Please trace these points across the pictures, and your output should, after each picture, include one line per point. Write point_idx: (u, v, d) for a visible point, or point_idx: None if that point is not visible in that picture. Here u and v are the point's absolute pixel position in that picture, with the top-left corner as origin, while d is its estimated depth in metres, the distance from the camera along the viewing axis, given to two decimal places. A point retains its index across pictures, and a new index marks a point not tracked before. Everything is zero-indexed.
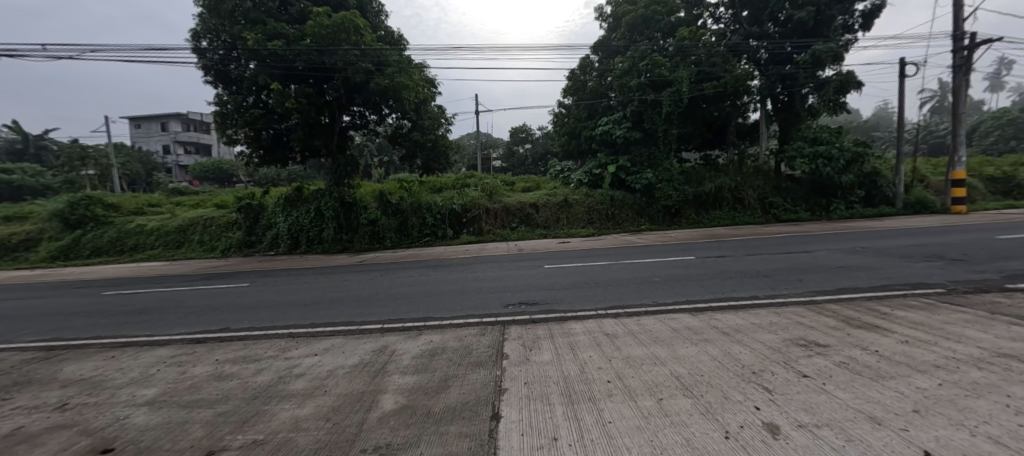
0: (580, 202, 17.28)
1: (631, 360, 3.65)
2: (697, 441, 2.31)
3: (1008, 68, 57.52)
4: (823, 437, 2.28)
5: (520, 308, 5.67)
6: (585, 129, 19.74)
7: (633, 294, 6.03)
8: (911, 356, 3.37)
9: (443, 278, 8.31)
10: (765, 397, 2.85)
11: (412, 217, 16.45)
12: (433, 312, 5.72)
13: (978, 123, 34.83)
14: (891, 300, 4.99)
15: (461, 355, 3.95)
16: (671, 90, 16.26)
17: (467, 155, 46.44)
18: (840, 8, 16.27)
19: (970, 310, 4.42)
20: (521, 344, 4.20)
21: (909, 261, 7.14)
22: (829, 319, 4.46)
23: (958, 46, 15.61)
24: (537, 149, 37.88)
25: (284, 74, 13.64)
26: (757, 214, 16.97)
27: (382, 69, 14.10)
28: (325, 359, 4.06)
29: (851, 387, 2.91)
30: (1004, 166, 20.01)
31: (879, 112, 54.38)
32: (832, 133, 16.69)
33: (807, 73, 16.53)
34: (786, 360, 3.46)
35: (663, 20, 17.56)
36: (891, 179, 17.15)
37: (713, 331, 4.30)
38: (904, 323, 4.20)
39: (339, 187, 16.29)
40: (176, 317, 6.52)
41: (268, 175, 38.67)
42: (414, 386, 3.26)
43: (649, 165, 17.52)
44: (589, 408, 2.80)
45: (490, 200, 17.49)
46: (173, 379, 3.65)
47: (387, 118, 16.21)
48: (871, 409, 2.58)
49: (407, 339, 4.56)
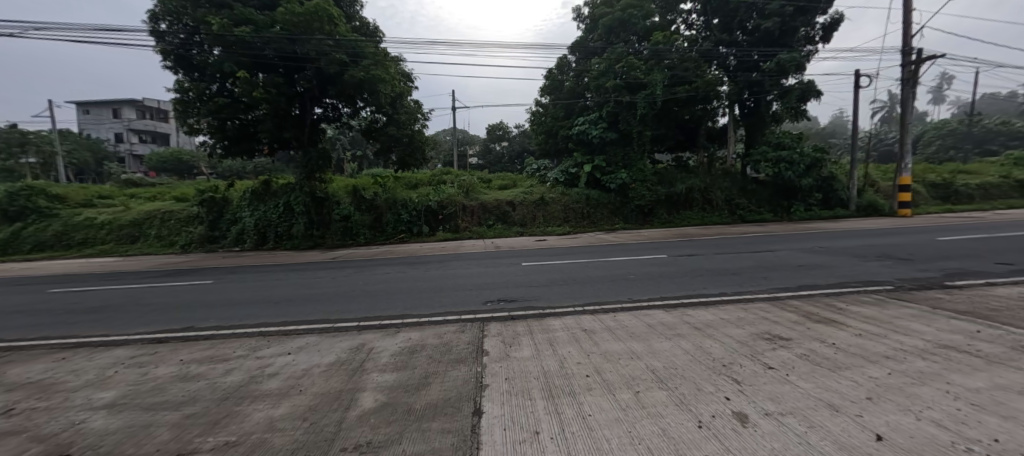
0: (557, 200, 17.49)
1: (609, 355, 3.73)
2: (673, 431, 2.46)
3: (948, 83, 62.48)
4: (787, 425, 2.49)
5: (498, 305, 5.69)
6: (562, 128, 19.88)
7: (609, 292, 6.16)
8: (864, 348, 3.63)
9: (421, 275, 8.20)
10: (735, 387, 3.01)
11: (388, 212, 16.23)
12: (412, 309, 5.66)
13: (923, 132, 37.63)
14: (846, 296, 5.36)
15: (442, 352, 3.92)
16: (646, 93, 16.52)
17: (444, 150, 45.95)
18: (802, 19, 16.91)
19: (915, 305, 4.81)
20: (501, 340, 4.20)
21: (862, 260, 7.65)
22: (791, 314, 4.72)
23: (907, 60, 16.75)
24: (513, 146, 37.86)
25: (253, 62, 13.08)
26: (724, 214, 17.73)
27: (358, 61, 13.66)
28: (299, 358, 3.94)
29: (812, 377, 3.12)
30: (945, 174, 21.70)
31: (836, 120, 57.99)
32: (794, 138, 17.63)
33: (773, 80, 17.17)
34: (752, 352, 3.65)
35: (639, 24, 18.00)
36: (846, 183, 18.25)
37: (685, 326, 4.45)
38: (858, 317, 4.51)
39: (311, 182, 15.83)
40: (136, 315, 6.16)
41: (233, 167, 36.94)
42: (395, 384, 3.22)
43: (624, 165, 17.96)
44: (570, 402, 2.88)
45: (467, 197, 17.39)
46: (134, 381, 3.44)
47: (361, 112, 15.64)
48: (830, 397, 2.80)
49: (385, 336, 4.48)
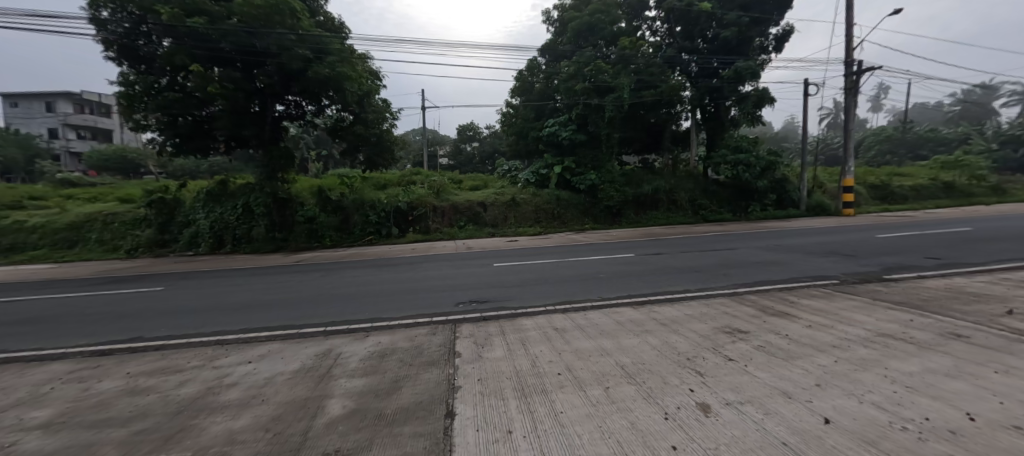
0: (528, 201, 17.62)
1: (580, 353, 3.81)
2: (642, 424, 2.56)
3: (884, 93, 68.16)
4: (745, 413, 2.67)
5: (470, 306, 5.67)
6: (533, 129, 20.04)
7: (580, 290, 6.28)
8: (814, 338, 3.91)
9: (391, 278, 8.03)
10: (698, 379, 3.16)
11: (355, 214, 15.79)
12: (382, 312, 5.55)
13: (863, 138, 40.82)
14: (798, 290, 5.75)
15: (413, 355, 3.86)
16: (614, 95, 16.92)
17: (414, 150, 45.15)
18: (757, 31, 17.94)
19: (858, 297, 5.22)
20: (474, 341, 4.18)
21: (812, 257, 8.21)
22: (749, 308, 5.00)
23: (849, 71, 18.09)
24: (484, 147, 37.80)
25: (208, 55, 12.37)
26: (688, 214, 18.46)
27: (323, 57, 13.17)
28: (261, 366, 3.76)
29: (768, 367, 3.33)
30: (882, 177, 23.58)
31: (788, 126, 61.91)
32: (750, 142, 18.63)
33: (731, 87, 18.04)
34: (714, 346, 3.84)
35: (606, 29, 18.46)
36: (797, 185, 19.52)
37: (652, 322, 4.62)
38: (808, 309, 4.84)
39: (272, 182, 15.15)
40: (75, 326, 5.66)
41: (185, 167, 34.64)
42: (364, 389, 3.14)
43: (593, 167, 18.37)
44: (542, 400, 2.92)
45: (438, 198, 17.18)
46: (73, 398, 3.17)
47: (327, 110, 15.09)
48: (784, 385, 3.01)
49: (353, 341, 4.35)
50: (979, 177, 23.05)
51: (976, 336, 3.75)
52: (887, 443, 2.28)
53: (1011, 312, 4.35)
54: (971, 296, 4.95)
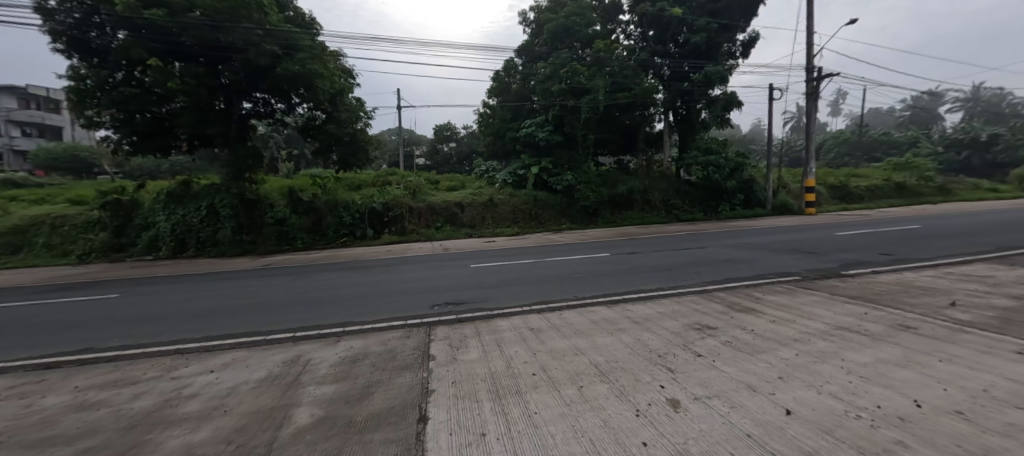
0: (505, 202, 17.62)
1: (555, 352, 3.83)
2: (614, 421, 2.60)
3: (842, 98, 72.07)
4: (713, 407, 2.75)
5: (446, 308, 5.60)
6: (510, 130, 20.06)
7: (556, 290, 6.32)
8: (777, 332, 4.07)
9: (365, 281, 7.85)
10: (669, 376, 3.24)
11: (328, 215, 15.39)
12: (354, 316, 5.40)
13: (823, 141, 43.01)
14: (763, 286, 5.99)
15: (386, 359, 3.78)
16: (590, 97, 17.15)
17: (390, 150, 44.37)
18: (725, 36, 18.59)
19: (818, 292, 5.49)
20: (449, 344, 4.13)
21: (777, 254, 8.58)
22: (718, 305, 5.17)
23: (810, 77, 19.01)
24: (462, 147, 37.58)
25: (168, 49, 11.74)
26: (662, 214, 18.92)
27: (292, 54, 12.73)
28: (224, 375, 3.59)
29: (735, 361, 3.44)
30: (841, 178, 24.89)
31: (755, 129, 64.54)
32: (720, 144, 19.28)
33: (701, 90, 18.62)
34: (684, 342, 3.94)
35: (581, 31, 18.70)
36: (763, 185, 20.37)
37: (625, 320, 4.69)
38: (773, 305, 5.05)
39: (239, 183, 14.59)
40: (16, 338, 5.25)
41: (144, 166, 32.75)
42: (334, 396, 3.05)
43: (569, 167, 18.56)
44: (516, 401, 2.91)
45: (414, 199, 16.93)
46: (12, 416, 2.93)
47: (297, 108, 14.61)
48: (749, 379, 3.11)
49: (324, 346, 4.22)
50: (926, 178, 24.75)
51: (923, 327, 4.01)
52: (843, 432, 2.40)
53: (954, 304, 4.68)
54: (919, 290, 5.29)
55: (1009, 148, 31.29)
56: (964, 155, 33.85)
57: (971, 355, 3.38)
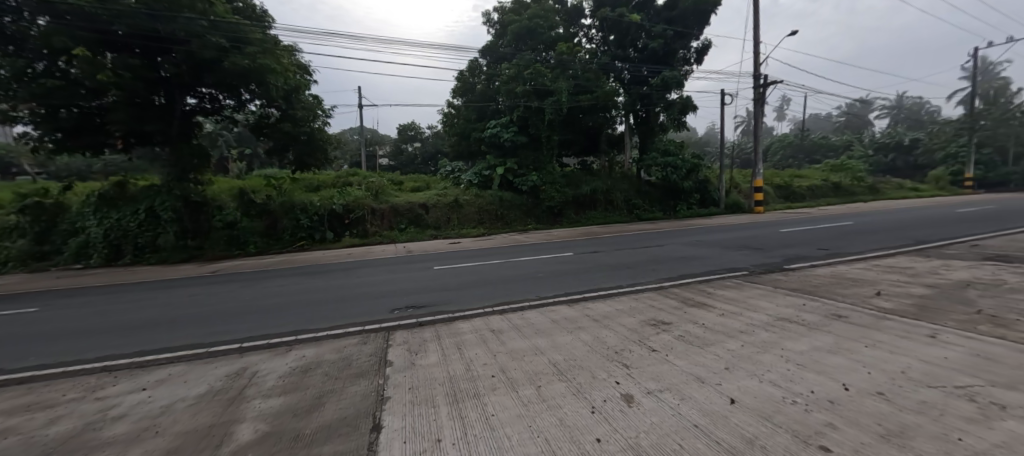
0: (470, 202, 17.51)
1: (515, 353, 3.83)
2: (570, 420, 2.63)
3: (785, 105, 77.53)
4: (664, 400, 2.85)
5: (406, 312, 5.48)
6: (475, 130, 20.00)
7: (519, 290, 6.36)
8: (726, 325, 4.29)
9: (322, 286, 7.54)
10: (625, 371, 3.33)
11: (284, 218, 14.69)
12: (309, 323, 5.16)
13: (770, 143, 46.00)
14: (714, 282, 6.31)
15: (340, 367, 3.64)
16: (553, 99, 17.39)
17: (351, 149, 42.94)
18: (681, 43, 19.44)
19: (763, 285, 5.85)
20: (407, 348, 4.04)
21: (728, 250, 9.06)
22: (672, 300, 5.40)
23: (757, 83, 20.24)
24: (427, 148, 37.00)
25: (97, 38, 10.79)
26: (624, 213, 19.50)
27: (241, 47, 12.01)
28: (159, 393, 3.32)
29: (686, 355, 3.59)
30: (785, 178, 26.67)
31: (709, 132, 67.97)
32: (677, 146, 20.13)
33: (659, 94, 19.34)
34: (640, 338, 4.06)
35: (545, 34, 18.94)
36: (716, 186, 21.47)
37: (585, 319, 4.78)
38: (722, 299, 5.33)
39: (183, 184, 13.61)
40: None
41: (69, 166, 29.69)
42: (282, 408, 2.90)
43: (534, 168, 18.69)
44: (474, 404, 2.88)
45: (376, 200, 16.48)
46: None
47: (249, 105, 13.85)
48: (699, 371, 3.26)
49: (273, 357, 4.00)
50: (858, 179, 27.03)
51: (853, 315, 4.37)
52: (781, 417, 2.55)
53: (879, 293, 5.14)
54: (850, 281, 5.77)
55: (926, 152, 34.83)
56: (890, 158, 37.32)
57: (892, 339, 3.71)
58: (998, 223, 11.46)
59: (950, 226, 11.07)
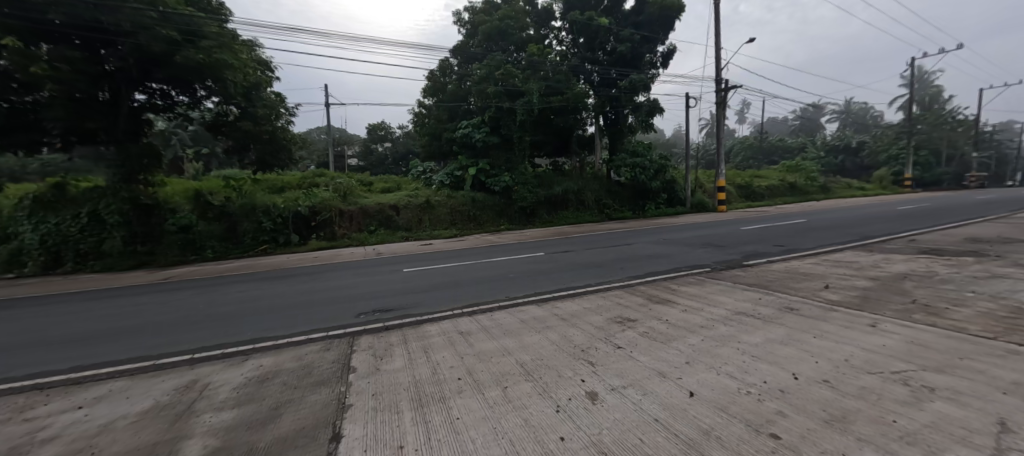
0: (443, 203, 17.33)
1: (482, 355, 3.81)
2: (535, 420, 2.64)
3: (746, 108, 81.31)
4: (627, 396, 2.91)
5: (373, 316, 5.35)
6: (447, 131, 19.84)
7: (488, 291, 6.34)
8: (688, 321, 4.44)
9: (285, 291, 7.25)
10: (590, 369, 3.38)
11: (245, 221, 14.07)
12: (268, 331, 4.95)
13: (732, 145, 48.13)
14: (679, 278, 6.52)
15: (300, 376, 3.50)
16: (524, 100, 17.49)
17: (318, 149, 41.55)
18: (647, 47, 20.01)
19: (723, 281, 6.11)
20: (372, 354, 3.95)
21: (692, 248, 9.40)
22: (638, 298, 5.54)
23: (719, 88, 21.11)
24: (398, 148, 36.35)
25: (29, 28, 9.77)
26: (595, 213, 19.86)
27: (195, 40, 11.37)
28: (98, 410, 3.08)
29: (649, 351, 3.69)
30: (746, 179, 27.97)
31: (676, 134, 70.40)
32: (645, 148, 20.70)
33: (627, 97, 19.78)
34: (606, 336, 4.14)
35: (516, 35, 19.04)
36: (683, 186, 22.23)
37: (553, 318, 4.83)
38: (685, 295, 5.52)
39: (132, 185, 12.74)
40: None
41: None
42: (236, 422, 2.76)
43: (507, 168, 18.70)
44: (439, 408, 2.84)
45: (344, 202, 16.05)
46: None
47: (205, 102, 13.14)
48: (661, 366, 3.35)
49: (228, 367, 3.81)
50: (811, 179, 28.73)
51: (803, 308, 4.63)
52: (736, 407, 2.67)
53: (827, 286, 5.47)
54: (802, 275, 6.11)
55: (871, 154, 37.46)
56: (840, 159, 39.87)
57: (838, 330, 3.96)
58: (932, 219, 12.46)
59: (890, 223, 11.97)
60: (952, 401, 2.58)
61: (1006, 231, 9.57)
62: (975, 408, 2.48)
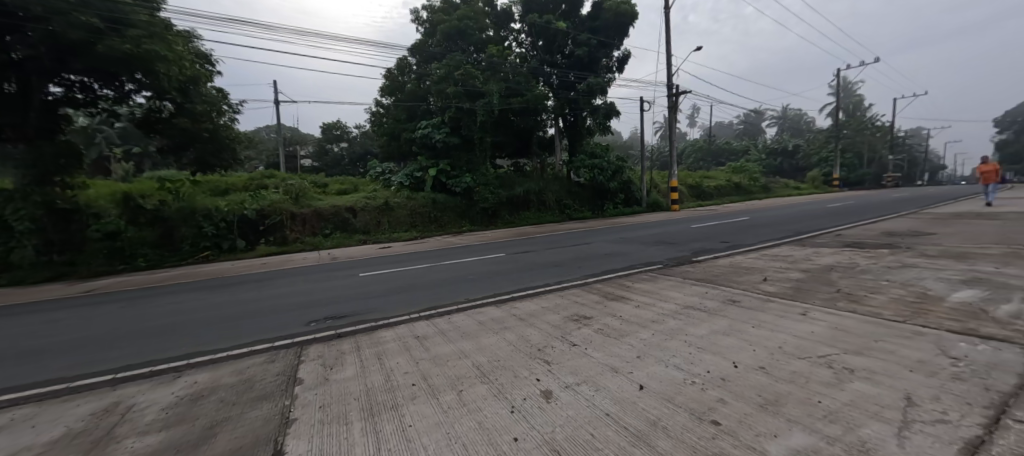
0: (402, 205, 16.92)
1: (437, 358, 3.76)
2: (488, 422, 2.62)
3: (696, 113, 86.05)
4: (580, 393, 2.97)
5: (324, 324, 5.12)
6: (406, 131, 19.44)
7: (447, 294, 6.26)
8: (640, 316, 4.61)
9: (229, 300, 6.78)
10: (545, 368, 3.42)
11: (183, 226, 13.01)
12: (207, 344, 4.60)
13: (684, 147, 50.72)
14: (633, 275, 6.77)
15: (239, 391, 3.28)
16: (485, 101, 17.44)
17: (267, 148, 39.20)
18: (604, 52, 20.62)
19: (674, 277, 6.40)
20: (322, 363, 3.77)
21: (647, 246, 9.80)
22: (594, 295, 5.67)
23: (671, 92, 22.16)
24: (355, 148, 35.07)
25: None
26: (556, 213, 20.24)
27: (121, 29, 10.35)
28: None
29: (602, 347, 3.79)
30: (696, 179, 29.54)
31: (632, 136, 73.14)
32: (603, 149, 21.34)
33: (585, 99, 20.19)
34: (562, 334, 4.21)
35: (475, 35, 18.99)
36: (639, 186, 23.15)
37: (512, 318, 4.84)
38: (639, 291, 5.73)
39: (45, 189, 11.38)
40: None
41: None
42: (163, 446, 2.53)
43: (468, 169, 18.59)
44: (391, 416, 2.76)
45: (296, 204, 15.29)
46: None
47: (135, 97, 12.01)
48: (614, 362, 3.45)
49: (158, 386, 3.50)
50: (754, 179, 30.90)
51: (744, 300, 4.94)
52: (681, 397, 2.80)
53: (766, 279, 5.89)
54: (744, 270, 6.53)
55: (806, 156, 40.82)
56: (779, 161, 43.16)
57: (774, 319, 4.26)
58: (855, 216, 13.80)
59: (820, 219, 13.08)
60: (868, 380, 2.85)
61: (914, 225, 10.77)
62: (886, 385, 2.75)
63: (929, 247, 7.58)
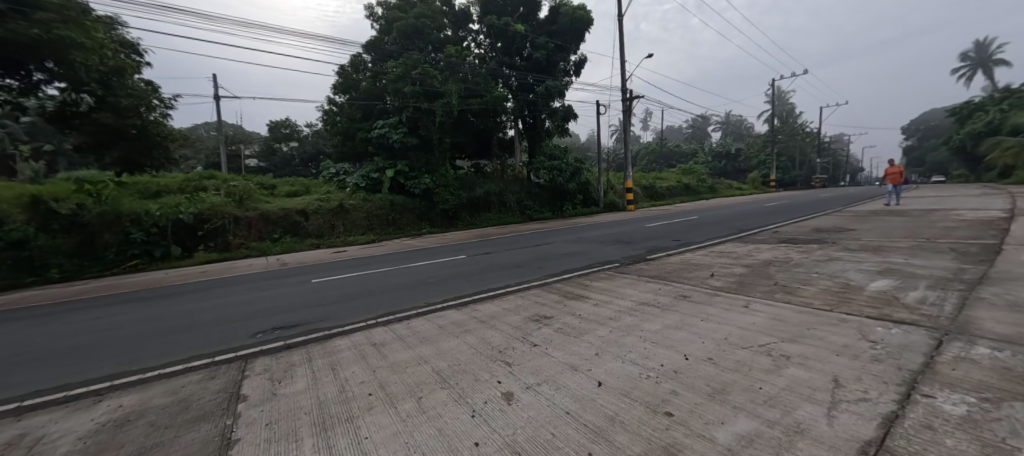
0: (358, 207, 16.30)
1: (396, 365, 3.65)
2: (449, 429, 2.58)
3: (649, 117, 90.09)
4: (541, 393, 2.99)
5: (273, 334, 4.81)
6: (361, 130, 18.76)
7: (405, 299, 6.09)
8: (598, 314, 4.74)
9: (162, 313, 6.19)
10: (506, 370, 3.42)
11: (105, 233, 11.66)
12: (135, 363, 4.16)
13: (638, 149, 52.89)
14: (591, 274, 6.96)
15: (173, 413, 2.99)
16: (443, 101, 17.24)
17: (205, 147, 36.23)
18: (561, 56, 21.07)
19: (629, 275, 6.66)
20: (269, 377, 3.54)
21: (604, 245, 10.11)
22: (554, 295, 5.76)
23: (625, 97, 23.06)
24: (306, 147, 33.32)
25: None
26: (517, 214, 20.43)
27: (27, 11, 9.14)
28: None
29: (562, 346, 3.85)
30: (650, 180, 30.93)
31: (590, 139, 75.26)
32: (561, 151, 21.79)
33: (544, 101, 20.47)
34: (523, 335, 4.23)
35: (432, 34, 18.70)
36: (596, 187, 23.86)
37: (472, 321, 4.80)
38: (597, 290, 5.89)
39: None
40: None
41: None
42: None
43: (427, 170, 18.27)
44: (346, 429, 2.64)
45: (240, 207, 14.29)
46: None
47: (45, 88, 10.65)
48: (573, 360, 3.52)
49: (74, 413, 3.11)
50: (701, 180, 32.85)
51: (693, 295, 5.23)
52: (637, 392, 2.90)
53: (712, 274, 6.27)
54: (694, 266, 6.91)
55: (747, 159, 44.01)
56: (723, 164, 46.18)
57: (720, 312, 4.54)
58: (788, 214, 15.04)
59: (759, 217, 14.14)
60: (802, 365, 3.11)
61: (837, 222, 11.95)
62: (817, 369, 3.02)
63: (850, 242, 8.42)
